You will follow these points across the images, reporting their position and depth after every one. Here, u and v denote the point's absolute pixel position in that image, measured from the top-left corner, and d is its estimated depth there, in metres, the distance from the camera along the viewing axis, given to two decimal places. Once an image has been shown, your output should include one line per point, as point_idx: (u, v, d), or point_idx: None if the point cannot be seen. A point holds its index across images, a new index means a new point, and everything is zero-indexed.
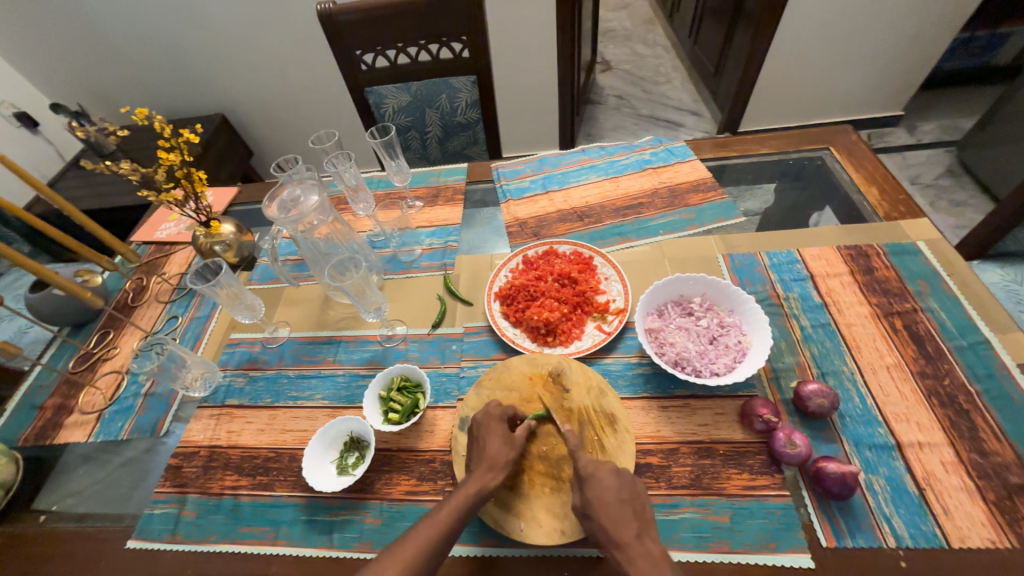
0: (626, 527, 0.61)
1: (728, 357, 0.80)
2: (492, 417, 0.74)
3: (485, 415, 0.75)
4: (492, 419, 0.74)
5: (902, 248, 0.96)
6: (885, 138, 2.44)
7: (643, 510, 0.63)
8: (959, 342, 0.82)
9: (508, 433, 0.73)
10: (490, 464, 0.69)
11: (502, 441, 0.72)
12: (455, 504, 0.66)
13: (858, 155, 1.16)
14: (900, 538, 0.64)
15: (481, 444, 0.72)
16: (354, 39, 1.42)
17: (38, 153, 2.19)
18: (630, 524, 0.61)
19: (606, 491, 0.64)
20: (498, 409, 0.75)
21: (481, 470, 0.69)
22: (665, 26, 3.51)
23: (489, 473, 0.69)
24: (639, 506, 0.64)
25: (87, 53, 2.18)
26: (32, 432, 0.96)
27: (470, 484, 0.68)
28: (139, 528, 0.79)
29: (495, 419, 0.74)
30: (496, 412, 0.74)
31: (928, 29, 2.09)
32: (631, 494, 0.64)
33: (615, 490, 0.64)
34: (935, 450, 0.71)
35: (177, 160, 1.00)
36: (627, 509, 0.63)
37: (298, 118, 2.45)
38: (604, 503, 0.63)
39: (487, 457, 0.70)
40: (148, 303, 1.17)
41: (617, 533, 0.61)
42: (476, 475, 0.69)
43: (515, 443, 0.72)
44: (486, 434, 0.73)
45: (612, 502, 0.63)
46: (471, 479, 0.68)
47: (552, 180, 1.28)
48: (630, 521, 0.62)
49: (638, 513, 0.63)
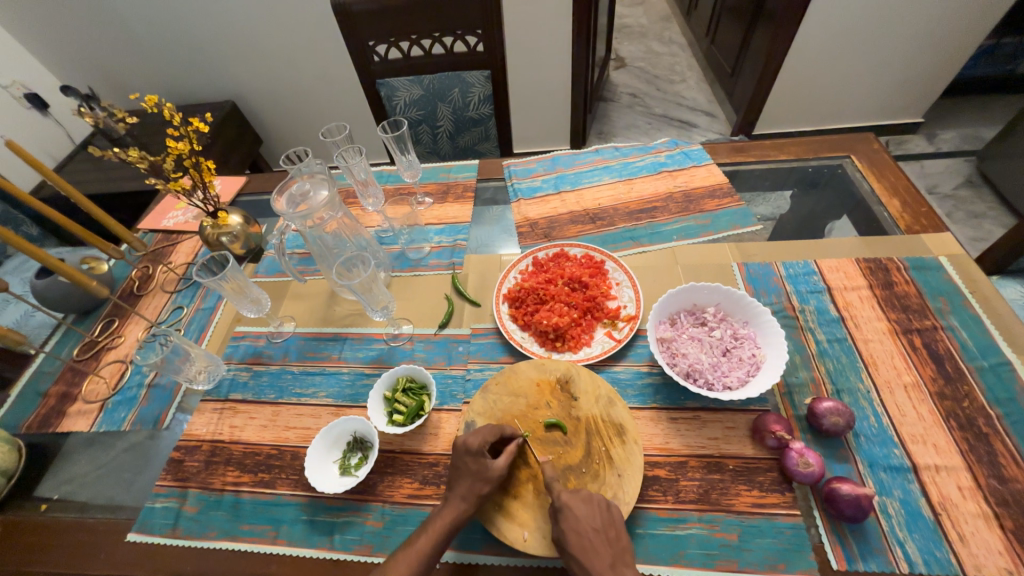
0: (600, 558, 0.61)
1: (741, 371, 0.78)
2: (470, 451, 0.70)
3: (460, 445, 0.71)
4: (474, 449, 0.70)
5: (923, 263, 0.93)
6: (904, 145, 2.39)
7: (619, 538, 0.64)
8: (980, 363, 0.79)
9: (484, 462, 0.69)
10: (464, 495, 0.68)
11: (474, 472, 0.69)
12: (433, 531, 0.66)
13: (880, 165, 1.13)
14: (914, 564, 0.62)
15: (456, 472, 0.70)
16: (367, 30, 1.39)
17: (49, 134, 2.18)
18: (605, 554, 0.61)
19: (583, 520, 0.64)
20: (477, 439, 0.71)
21: (455, 499, 0.68)
22: (681, 24, 3.45)
23: (462, 503, 0.67)
24: (614, 535, 0.64)
25: (98, 33, 2.15)
26: (36, 420, 0.96)
27: (444, 515, 0.67)
28: (139, 521, 0.79)
29: (474, 451, 0.70)
30: (474, 442, 0.70)
31: (955, 35, 2.03)
32: (604, 522, 0.64)
33: (591, 519, 0.64)
34: (952, 474, 0.69)
35: (187, 150, 0.98)
36: (604, 539, 0.63)
37: (308, 107, 2.43)
38: (581, 532, 0.63)
39: (457, 489, 0.68)
40: (154, 293, 1.16)
41: (592, 563, 0.61)
42: (451, 504, 0.68)
43: (494, 471, 0.69)
44: (460, 466, 0.70)
45: (588, 533, 0.62)
46: (445, 509, 0.68)
47: (564, 180, 1.25)
48: (604, 552, 0.62)
49: (613, 543, 0.63)
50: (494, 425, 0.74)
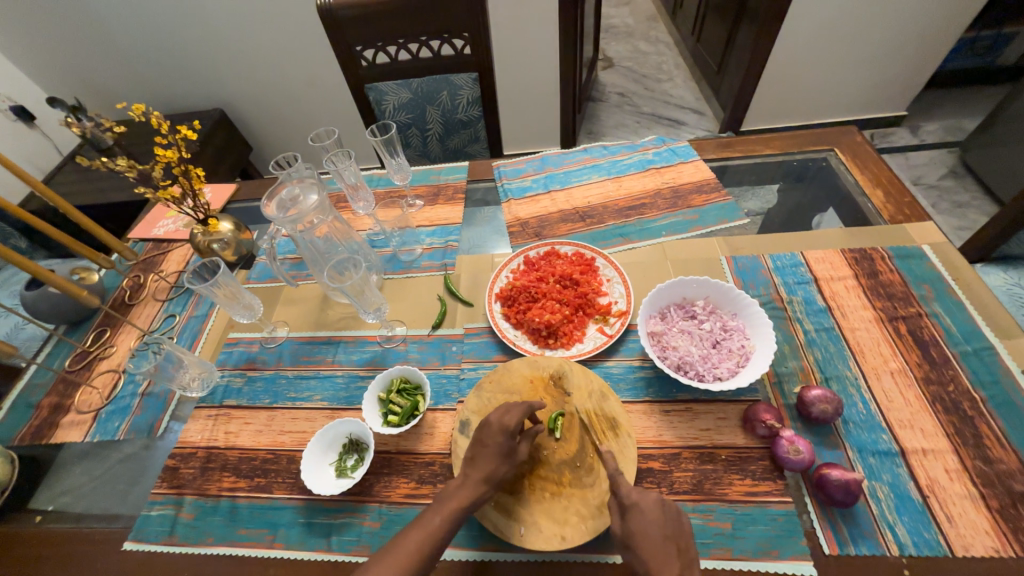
0: (667, 566, 0.57)
1: (731, 362, 0.80)
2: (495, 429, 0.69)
3: (495, 423, 0.70)
4: (502, 427, 0.69)
5: (907, 252, 0.95)
6: (889, 138, 2.42)
7: (688, 548, 0.59)
8: (963, 348, 0.81)
9: (511, 443, 0.69)
10: (486, 476, 0.67)
11: (502, 452, 0.69)
12: (448, 510, 0.65)
13: (863, 157, 1.15)
14: (903, 546, 0.64)
15: (482, 451, 0.69)
16: (354, 35, 1.40)
17: (36, 146, 2.17)
18: (671, 562, 0.57)
19: (650, 524, 0.60)
20: (512, 417, 0.70)
21: (475, 480, 0.67)
22: (668, 23, 3.48)
23: (483, 485, 0.67)
24: (683, 546, 0.59)
25: (84, 44, 2.14)
26: (28, 432, 0.95)
27: (461, 496, 0.66)
28: (136, 529, 0.79)
29: (506, 431, 0.69)
30: (508, 421, 0.69)
31: (935, 28, 2.07)
32: (672, 528, 0.60)
33: (659, 524, 0.60)
34: (940, 457, 0.70)
35: (175, 158, 0.98)
36: (670, 547, 0.58)
37: (298, 113, 2.43)
38: (647, 533, 0.60)
39: (481, 469, 0.68)
40: (145, 301, 1.16)
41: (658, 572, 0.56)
42: (470, 485, 0.67)
43: (516, 457, 0.69)
44: (487, 443, 0.69)
45: (656, 537, 0.59)
46: (465, 489, 0.67)
47: (554, 180, 1.26)
48: (671, 559, 0.57)
49: (681, 553, 0.58)
50: (524, 403, 0.73)
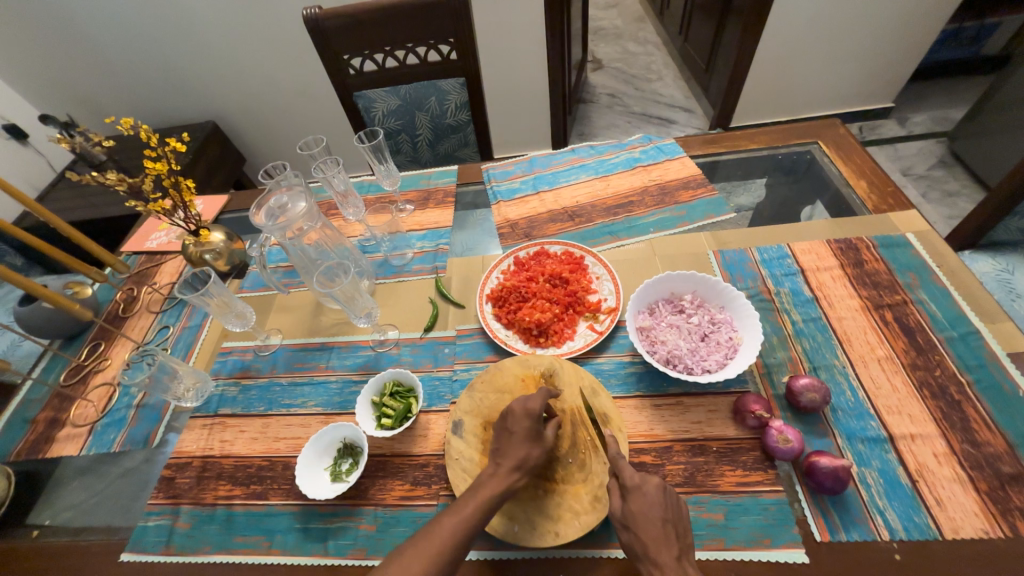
0: (666, 548, 0.59)
1: (719, 354, 0.80)
2: (518, 417, 0.71)
3: (523, 410, 0.71)
4: (527, 414, 0.70)
5: (891, 240, 0.96)
6: (877, 130, 2.44)
7: (685, 533, 0.61)
8: (949, 333, 0.82)
9: (537, 431, 0.70)
10: (517, 464, 0.68)
11: (529, 438, 0.70)
12: (480, 501, 0.65)
13: (847, 149, 1.17)
14: (894, 531, 0.64)
15: (509, 439, 0.70)
16: (341, 44, 1.41)
17: (30, 164, 2.18)
18: (672, 546, 0.59)
19: (652, 506, 0.62)
20: (536, 403, 0.71)
21: (507, 470, 0.67)
22: (656, 23, 3.51)
23: (515, 473, 0.67)
24: (680, 528, 0.61)
25: (75, 62, 2.16)
26: (24, 447, 0.95)
27: (491, 488, 0.66)
28: (133, 540, 0.79)
29: (531, 415, 0.70)
30: (533, 406, 0.71)
31: (918, 21, 2.09)
32: (672, 511, 0.62)
33: (660, 507, 0.62)
34: (927, 441, 0.71)
35: (165, 170, 0.99)
36: (670, 530, 0.60)
37: (289, 123, 2.44)
38: (649, 515, 0.61)
39: (512, 456, 0.68)
40: (139, 314, 1.16)
41: (658, 555, 0.58)
42: (502, 474, 0.67)
43: (544, 443, 0.70)
44: (516, 431, 0.70)
45: (657, 520, 0.61)
46: (495, 480, 0.67)
47: (542, 181, 1.27)
48: (670, 542, 0.59)
49: (678, 536, 0.61)
50: (545, 390, 0.74)
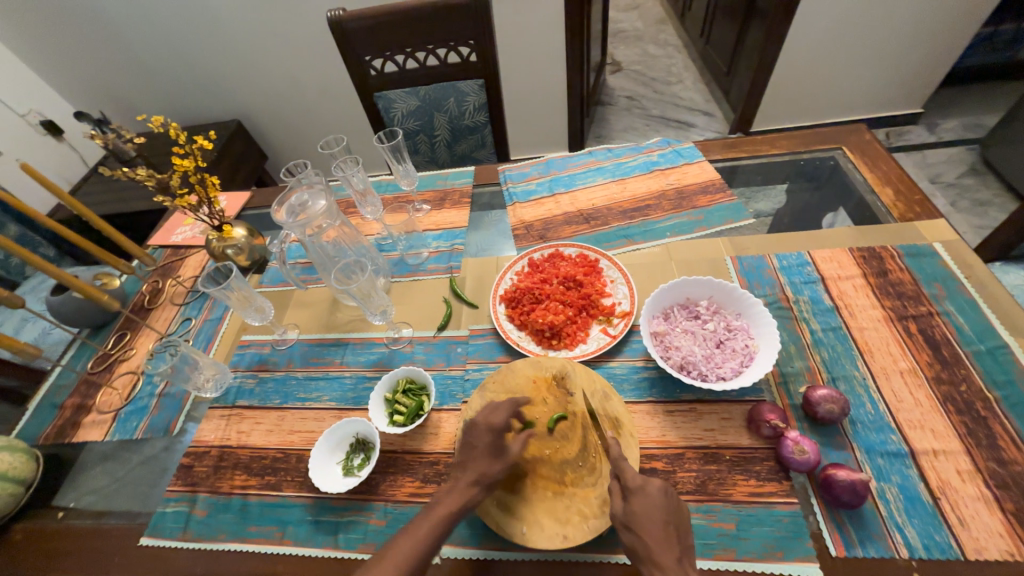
0: (668, 550, 0.58)
1: (735, 362, 0.79)
2: (481, 429, 0.71)
3: (484, 425, 0.71)
4: (489, 428, 0.71)
5: (918, 250, 0.93)
6: (905, 136, 2.37)
7: (685, 536, 0.61)
8: (977, 348, 0.79)
9: (501, 444, 0.71)
10: (480, 474, 0.69)
11: (492, 450, 0.70)
12: (444, 507, 0.66)
13: (872, 156, 1.14)
14: (913, 549, 0.62)
15: (472, 452, 0.71)
16: (364, 45, 1.44)
17: (64, 159, 2.27)
18: (672, 547, 0.58)
19: (653, 507, 0.61)
20: (498, 417, 0.72)
21: (468, 480, 0.68)
22: (676, 26, 3.48)
23: (478, 483, 0.68)
24: (681, 530, 0.61)
25: (109, 60, 2.24)
26: (52, 431, 0.99)
27: (455, 496, 0.67)
28: (152, 526, 0.81)
29: (493, 429, 0.71)
30: (495, 420, 0.72)
31: (950, 24, 2.03)
32: (674, 514, 0.62)
33: (661, 509, 0.61)
34: (951, 458, 0.69)
35: (192, 167, 1.02)
36: (671, 531, 0.60)
37: (310, 122, 2.49)
38: (651, 516, 0.61)
39: (473, 468, 0.69)
40: (163, 306, 1.20)
41: (660, 556, 0.58)
42: (465, 484, 0.68)
43: (507, 455, 0.70)
44: (478, 446, 0.71)
45: (659, 522, 0.60)
46: (458, 490, 0.68)
47: (559, 183, 1.27)
48: (672, 544, 0.59)
49: (679, 537, 0.60)
50: (511, 402, 0.75)
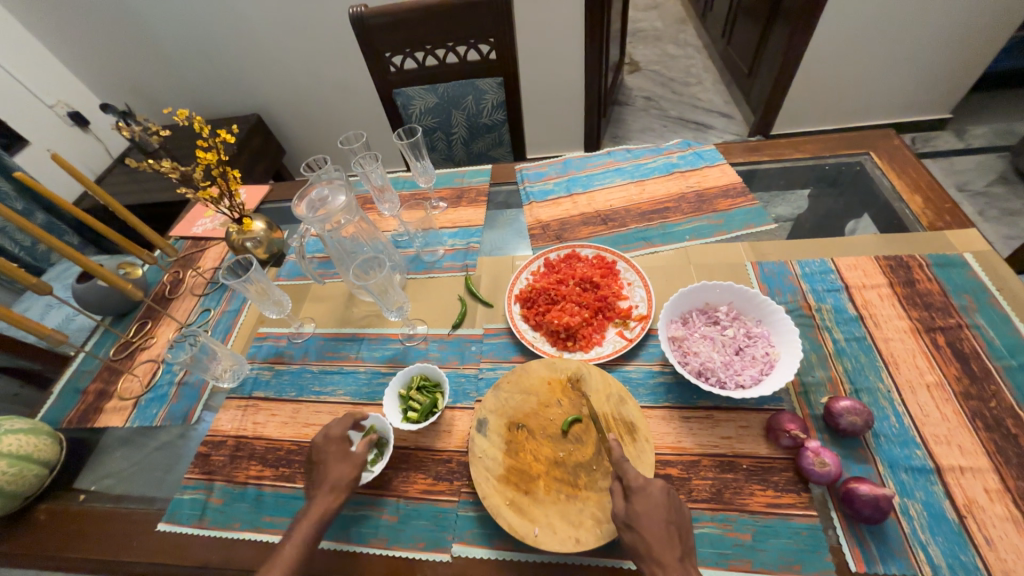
0: (670, 549, 0.59)
1: (754, 369, 0.78)
2: (331, 440, 0.76)
3: (324, 436, 0.76)
4: (331, 439, 0.76)
5: (947, 260, 0.91)
6: (932, 142, 2.31)
7: (686, 537, 0.61)
8: (1008, 362, 0.77)
9: (347, 449, 0.76)
10: (332, 484, 0.72)
11: (340, 458, 0.75)
12: (308, 522, 0.69)
13: (901, 161, 1.11)
14: (937, 568, 0.60)
15: (324, 466, 0.74)
16: (385, 41, 1.44)
17: (89, 150, 2.32)
18: (674, 547, 0.59)
19: (655, 507, 0.62)
20: (339, 428, 0.77)
21: (324, 492, 0.71)
22: (697, 26, 3.43)
23: (332, 492, 0.71)
24: (684, 532, 0.61)
25: (135, 54, 2.28)
26: (75, 415, 1.01)
27: (315, 510, 0.70)
28: (169, 512, 0.83)
29: (332, 439, 0.76)
30: (334, 429, 0.77)
31: (983, 27, 1.97)
32: (676, 514, 0.62)
33: (663, 508, 0.62)
34: (980, 476, 0.67)
35: (215, 160, 1.03)
36: (673, 531, 0.60)
37: (329, 117, 2.51)
38: (652, 516, 0.61)
39: (327, 480, 0.72)
40: (183, 296, 1.22)
41: (661, 554, 0.58)
42: (321, 497, 0.71)
43: (358, 457, 0.75)
44: (327, 456, 0.75)
45: (660, 522, 0.61)
46: (313, 505, 0.71)
47: (576, 183, 1.26)
48: (673, 544, 0.59)
49: (682, 539, 0.61)
50: (350, 415, 0.80)
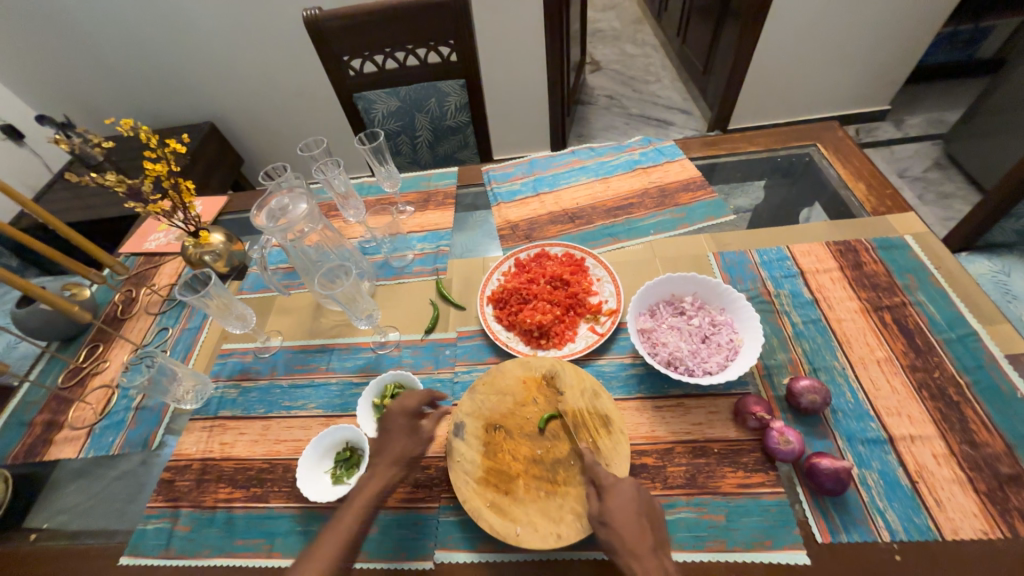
0: (642, 538, 0.60)
1: (720, 356, 0.81)
2: (402, 412, 0.76)
3: (398, 408, 0.76)
4: (403, 411, 0.76)
5: (890, 242, 0.97)
6: (874, 132, 2.46)
7: (658, 526, 0.63)
8: (948, 335, 0.82)
9: (416, 425, 0.77)
10: (397, 458, 0.73)
11: (405, 433, 0.76)
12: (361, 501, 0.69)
13: (845, 151, 1.17)
14: (894, 532, 0.64)
15: (388, 436, 0.75)
16: (341, 45, 1.41)
17: (25, 164, 2.17)
18: (647, 536, 0.61)
19: (627, 501, 0.64)
20: (412, 401, 0.78)
21: (385, 465, 0.72)
22: (653, 25, 3.53)
23: (394, 466, 0.73)
24: (655, 521, 0.64)
25: (71, 62, 2.15)
26: (21, 450, 0.94)
27: (375, 482, 0.71)
28: (132, 544, 0.78)
29: (405, 412, 0.76)
30: (409, 404, 0.77)
31: (913, 24, 2.11)
32: (646, 506, 0.64)
33: (635, 502, 0.64)
34: (927, 442, 0.71)
35: (165, 172, 0.98)
36: (645, 522, 0.62)
37: (287, 124, 2.44)
38: (625, 510, 0.63)
39: (390, 452, 0.73)
40: (137, 316, 1.16)
41: (634, 544, 0.60)
42: (381, 470, 0.72)
43: (421, 435, 0.76)
44: (393, 429, 0.75)
45: (632, 515, 0.62)
46: (375, 476, 0.71)
47: (542, 182, 1.28)
48: (645, 533, 0.61)
49: (653, 529, 0.63)
50: (425, 392, 0.80)
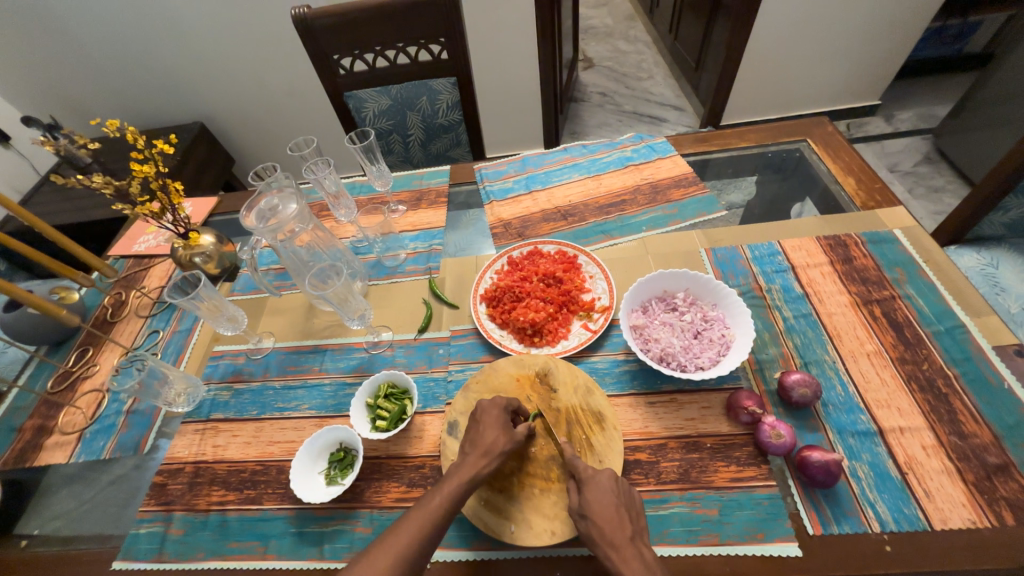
0: (620, 529, 0.61)
1: (712, 351, 0.81)
2: (494, 406, 0.74)
3: (488, 402, 0.75)
4: (497, 404, 0.74)
5: (879, 236, 0.98)
6: (864, 127, 2.47)
7: (637, 517, 0.63)
8: (936, 328, 0.83)
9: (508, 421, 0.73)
10: (485, 450, 0.70)
11: (497, 427, 0.72)
12: (446, 491, 0.66)
13: (835, 146, 1.18)
14: (885, 523, 0.65)
15: (480, 427, 0.73)
16: (331, 43, 1.40)
17: (13, 167, 2.15)
18: (625, 527, 0.61)
19: (605, 493, 0.64)
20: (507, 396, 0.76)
21: (475, 456, 0.69)
22: (646, 22, 3.53)
23: (483, 459, 0.69)
24: (633, 513, 0.64)
25: (57, 62, 2.12)
26: (11, 456, 0.93)
27: (463, 472, 0.68)
28: (124, 548, 0.78)
29: (500, 406, 0.74)
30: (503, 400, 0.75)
31: (902, 19, 2.12)
32: (624, 498, 0.65)
33: (612, 494, 0.64)
34: (916, 434, 0.72)
35: (152, 173, 0.97)
36: (622, 512, 0.62)
37: (279, 124, 2.42)
38: (602, 501, 0.63)
39: (482, 443, 0.70)
40: (128, 319, 1.15)
41: (613, 536, 0.60)
42: (470, 461, 0.69)
43: (512, 433, 0.72)
44: (487, 420, 0.73)
45: (609, 506, 0.63)
46: (465, 465, 0.69)
47: (535, 180, 1.27)
48: (623, 524, 0.61)
49: (631, 519, 0.63)
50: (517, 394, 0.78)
